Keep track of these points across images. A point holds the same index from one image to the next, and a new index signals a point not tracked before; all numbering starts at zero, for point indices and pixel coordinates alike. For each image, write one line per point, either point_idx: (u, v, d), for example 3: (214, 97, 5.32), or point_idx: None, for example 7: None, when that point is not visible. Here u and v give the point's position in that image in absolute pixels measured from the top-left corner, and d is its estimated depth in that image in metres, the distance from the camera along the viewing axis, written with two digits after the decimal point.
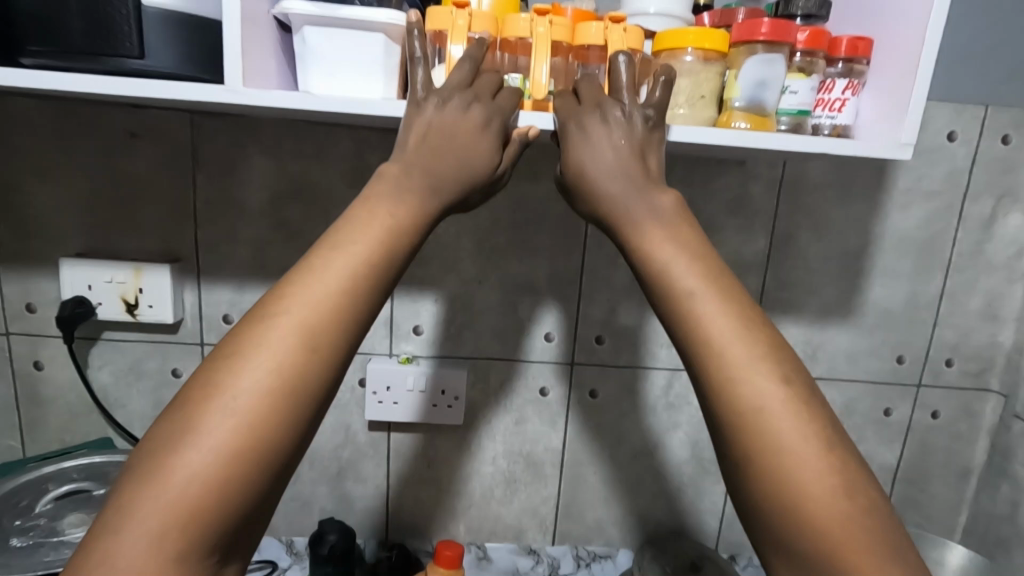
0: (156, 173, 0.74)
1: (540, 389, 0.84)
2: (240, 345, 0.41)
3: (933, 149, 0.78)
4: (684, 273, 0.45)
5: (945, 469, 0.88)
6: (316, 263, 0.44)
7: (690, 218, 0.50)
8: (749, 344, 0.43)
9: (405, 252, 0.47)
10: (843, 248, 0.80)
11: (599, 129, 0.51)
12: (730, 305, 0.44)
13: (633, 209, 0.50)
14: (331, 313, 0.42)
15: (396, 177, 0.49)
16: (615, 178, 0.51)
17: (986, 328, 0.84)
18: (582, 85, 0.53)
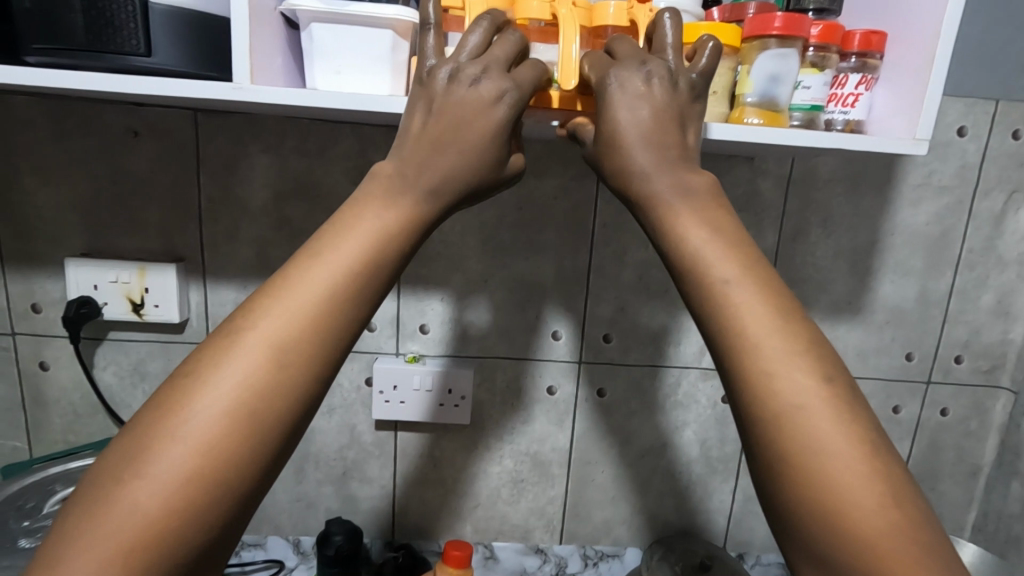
0: (160, 172, 0.74)
1: (547, 388, 0.84)
2: (215, 354, 0.41)
3: (943, 145, 0.77)
4: (720, 263, 0.45)
5: (955, 467, 0.88)
6: (302, 269, 0.43)
7: (728, 208, 0.48)
8: (785, 338, 0.42)
9: (395, 259, 0.46)
10: (853, 245, 0.80)
11: (643, 97, 0.48)
12: (773, 305, 0.43)
13: (672, 200, 0.48)
14: (306, 322, 0.42)
15: (394, 172, 0.48)
16: (651, 160, 0.48)
17: (997, 325, 0.83)
18: (620, 45, 0.50)
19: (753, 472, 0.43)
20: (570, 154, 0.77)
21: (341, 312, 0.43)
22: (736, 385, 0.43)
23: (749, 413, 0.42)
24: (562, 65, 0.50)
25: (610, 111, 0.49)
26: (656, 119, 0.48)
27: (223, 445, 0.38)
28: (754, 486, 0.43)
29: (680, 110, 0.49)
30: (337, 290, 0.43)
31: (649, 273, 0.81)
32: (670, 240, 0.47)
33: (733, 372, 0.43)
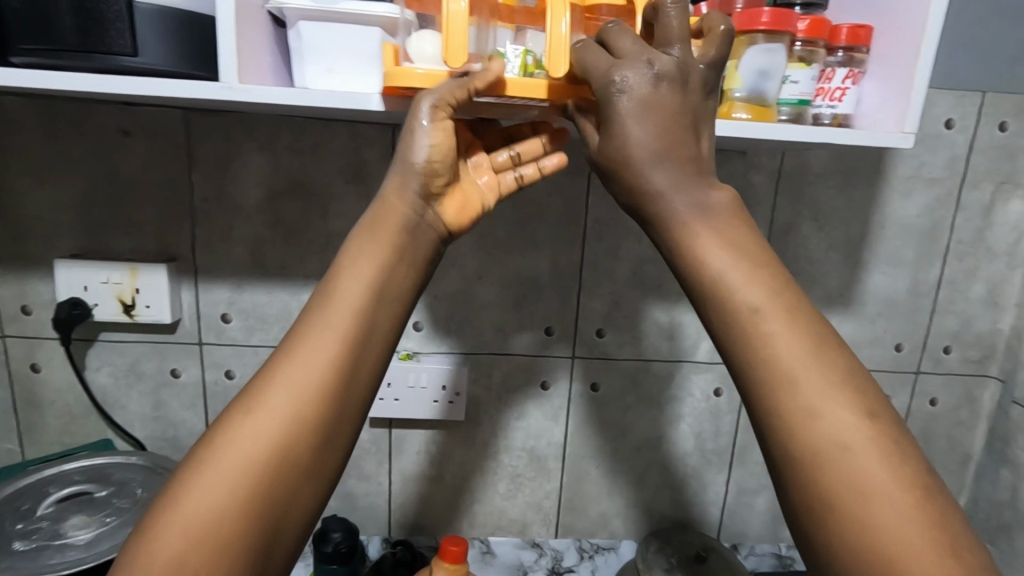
0: (152, 171, 0.74)
1: (542, 383, 0.84)
2: (264, 385, 0.42)
3: (932, 136, 0.77)
4: (745, 288, 0.43)
5: (945, 455, 0.89)
6: (332, 285, 0.45)
7: (748, 220, 0.47)
8: (822, 367, 0.41)
9: (398, 305, 0.47)
10: (844, 238, 0.80)
11: (652, 101, 0.46)
12: (803, 332, 0.42)
13: (680, 210, 0.47)
14: (342, 346, 0.43)
15: (396, 208, 0.49)
16: (668, 179, 0.47)
17: (988, 314, 0.84)
18: (620, 38, 0.47)
19: (787, 508, 0.41)
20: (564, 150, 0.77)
21: (371, 331, 0.45)
22: (763, 409, 0.42)
23: (778, 442, 0.41)
24: (551, 54, 0.48)
25: (621, 123, 0.47)
26: (669, 126, 0.47)
27: (269, 472, 0.40)
28: (787, 522, 0.42)
29: (692, 115, 0.48)
30: (368, 311, 0.45)
31: (643, 267, 0.82)
32: (689, 257, 0.46)
33: (761, 399, 0.42)
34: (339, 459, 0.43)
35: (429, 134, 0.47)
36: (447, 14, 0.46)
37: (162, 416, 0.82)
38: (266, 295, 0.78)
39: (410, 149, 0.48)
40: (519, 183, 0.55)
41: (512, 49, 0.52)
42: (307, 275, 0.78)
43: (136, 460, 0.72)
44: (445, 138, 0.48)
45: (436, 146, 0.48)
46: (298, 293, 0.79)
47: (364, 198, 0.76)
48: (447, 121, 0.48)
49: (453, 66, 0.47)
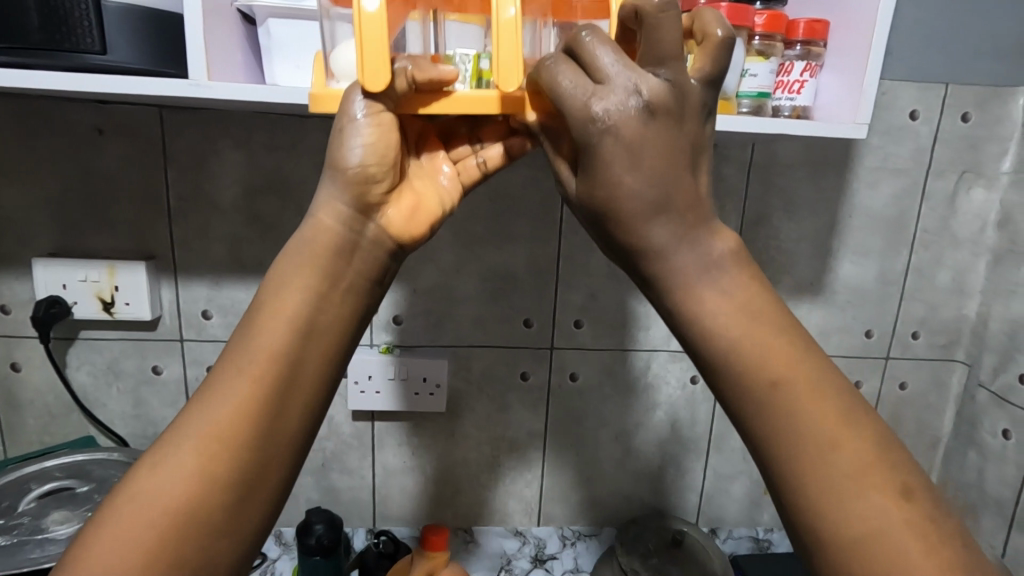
0: (128, 170, 0.74)
1: (521, 373, 0.86)
2: (183, 426, 0.42)
3: (897, 127, 0.79)
4: (767, 360, 0.41)
5: (915, 438, 0.92)
6: (257, 318, 0.45)
7: (758, 275, 0.44)
8: (851, 441, 0.39)
9: (329, 344, 0.47)
10: (814, 227, 0.82)
11: (640, 140, 0.40)
12: (827, 404, 0.40)
13: (677, 261, 0.43)
14: (259, 387, 0.43)
15: (325, 228, 0.47)
16: (668, 234, 0.43)
17: (954, 301, 0.86)
18: (601, 54, 0.41)
19: None
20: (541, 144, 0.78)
21: (298, 371, 0.45)
22: (783, 479, 0.40)
23: (807, 526, 0.39)
24: (499, 69, 0.44)
25: (612, 169, 0.41)
26: (664, 164, 0.41)
27: (185, 516, 0.40)
28: None
29: (691, 148, 0.42)
30: (292, 352, 0.44)
31: None
32: (694, 308, 0.43)
33: (780, 470, 0.40)
34: (267, 503, 0.44)
35: (363, 133, 0.45)
36: (359, 17, 0.41)
37: (144, 413, 0.82)
38: (245, 291, 0.79)
39: (342, 153, 0.46)
40: (484, 172, 0.53)
41: (462, 56, 0.52)
42: None
43: (117, 456, 0.73)
44: (382, 135, 0.46)
45: (371, 144, 0.46)
46: None
47: None
48: (384, 114, 0.46)
49: (372, 90, 0.43)
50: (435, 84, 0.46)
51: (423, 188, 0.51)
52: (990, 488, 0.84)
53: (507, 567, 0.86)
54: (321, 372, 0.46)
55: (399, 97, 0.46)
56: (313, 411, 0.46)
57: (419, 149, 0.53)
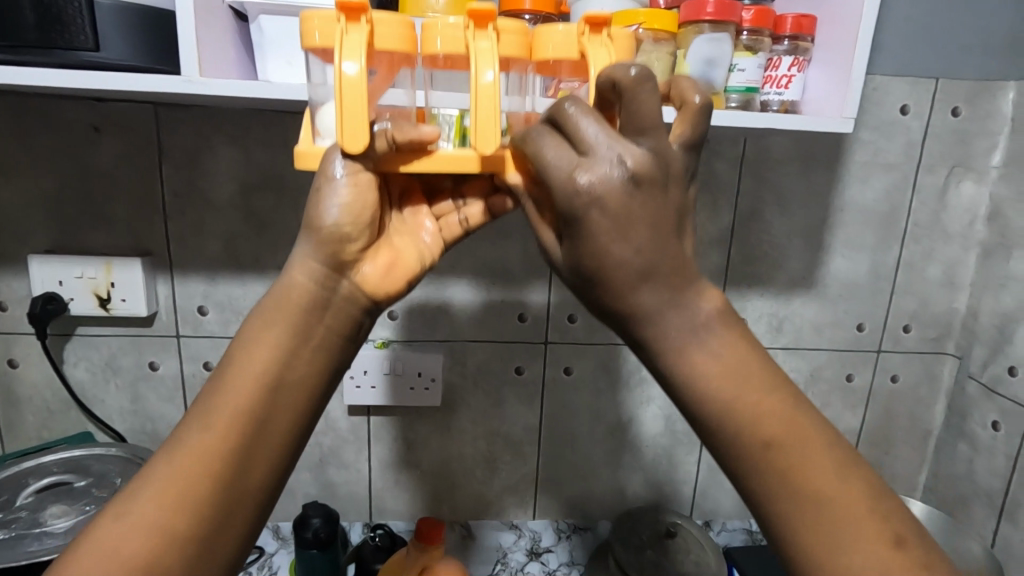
0: (123, 167, 0.74)
1: (516, 368, 0.86)
2: (144, 482, 0.42)
3: (888, 122, 0.80)
4: (764, 426, 0.39)
5: (907, 431, 0.92)
6: (227, 374, 0.45)
7: (749, 334, 0.41)
8: (851, 503, 0.38)
9: (296, 406, 0.46)
10: (806, 222, 0.83)
11: (626, 211, 0.37)
12: (825, 468, 0.39)
13: (669, 329, 0.40)
14: (224, 447, 0.43)
15: (297, 286, 0.47)
16: (656, 301, 0.40)
17: (944, 295, 0.87)
18: (585, 125, 0.38)
19: None
20: None
21: (265, 430, 0.45)
22: (785, 544, 0.39)
23: None
24: (477, 129, 0.44)
25: (600, 240, 0.38)
26: (652, 232, 0.38)
27: None
28: None
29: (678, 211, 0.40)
30: (261, 411, 0.45)
31: None
32: (684, 372, 0.40)
33: (783, 536, 0.39)
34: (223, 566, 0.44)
35: (340, 193, 0.46)
36: (340, 80, 0.41)
37: (141, 409, 0.83)
38: (240, 287, 0.80)
39: (318, 211, 0.46)
40: (466, 229, 0.55)
41: (446, 115, 0.53)
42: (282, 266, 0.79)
43: (115, 451, 0.73)
44: (359, 195, 0.47)
45: (348, 205, 0.46)
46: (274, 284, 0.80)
47: None
48: (362, 175, 0.46)
49: (352, 152, 0.43)
50: (416, 145, 0.47)
51: (402, 244, 0.52)
52: (980, 479, 0.85)
53: (503, 560, 0.87)
54: (291, 429, 0.46)
55: (379, 156, 0.46)
56: (281, 467, 0.46)
57: (403, 204, 0.54)
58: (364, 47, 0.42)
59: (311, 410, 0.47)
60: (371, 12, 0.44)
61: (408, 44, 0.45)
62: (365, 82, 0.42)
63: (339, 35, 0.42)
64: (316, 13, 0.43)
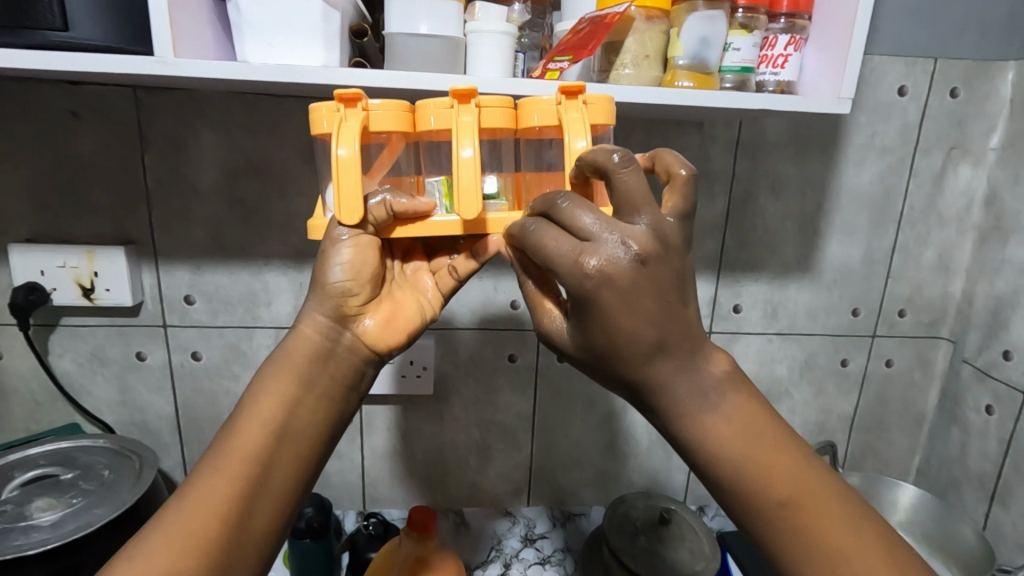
0: (103, 154, 0.72)
1: (509, 355, 0.86)
2: (163, 520, 0.45)
3: (886, 104, 0.79)
4: (774, 484, 0.43)
5: (900, 416, 0.92)
6: (240, 420, 0.51)
7: (752, 390, 0.46)
8: (860, 547, 0.42)
9: (303, 446, 0.52)
10: (801, 207, 0.82)
11: (633, 287, 0.41)
12: (831, 516, 0.43)
13: (680, 393, 0.44)
14: (233, 486, 0.47)
15: (304, 339, 0.54)
16: (670, 370, 0.44)
17: (939, 280, 0.86)
18: (583, 214, 0.42)
19: None
20: None
21: (270, 471, 0.49)
22: None
23: None
24: (460, 200, 0.48)
25: (612, 317, 0.42)
26: (659, 305, 0.42)
27: None
28: None
29: (681, 281, 0.44)
30: (267, 454, 0.50)
31: None
32: (698, 436, 0.44)
33: None
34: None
35: (346, 250, 0.53)
36: (336, 162, 0.47)
37: (129, 399, 0.82)
38: (228, 276, 0.78)
39: (325, 269, 0.54)
40: (455, 278, 0.59)
41: (434, 183, 0.54)
42: (270, 255, 0.78)
43: (102, 443, 0.73)
44: (359, 254, 0.53)
45: (349, 264, 0.53)
46: (261, 273, 0.78)
47: None
48: (361, 238, 0.53)
49: (348, 222, 0.49)
50: (411, 214, 0.51)
51: (403, 297, 0.58)
52: (972, 463, 0.85)
53: (498, 547, 0.87)
54: (293, 472, 0.51)
55: (377, 223, 0.52)
56: (283, 508, 0.50)
57: (406, 261, 0.62)
58: (359, 133, 0.47)
59: (312, 455, 0.52)
60: (367, 100, 0.49)
61: (402, 124, 0.50)
62: (358, 163, 0.47)
63: (338, 124, 0.48)
64: (321, 104, 0.49)
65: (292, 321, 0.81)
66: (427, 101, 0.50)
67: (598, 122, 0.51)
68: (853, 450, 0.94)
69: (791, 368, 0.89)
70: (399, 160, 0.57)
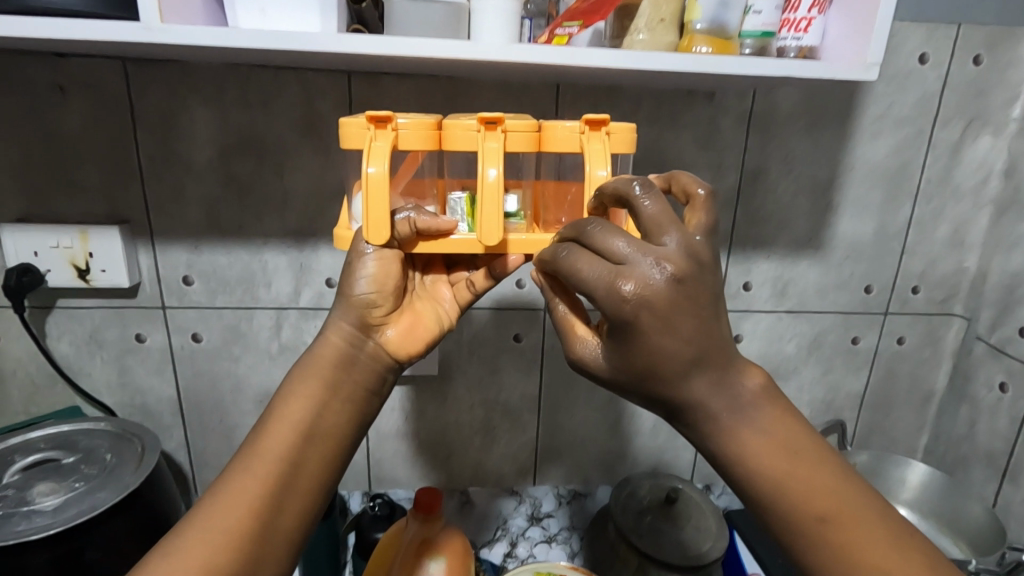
0: (93, 130, 0.70)
1: (514, 335, 0.84)
2: (194, 520, 0.45)
3: (904, 73, 0.76)
4: (815, 500, 0.43)
5: (909, 394, 0.91)
6: (268, 423, 0.51)
7: (790, 406, 0.46)
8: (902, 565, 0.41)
9: (328, 450, 0.52)
10: (814, 181, 0.79)
11: (671, 307, 0.42)
12: (871, 533, 0.42)
13: (715, 408, 0.45)
14: (264, 486, 0.47)
15: (330, 346, 0.55)
16: (707, 385, 0.44)
17: (953, 255, 0.84)
18: (616, 242, 0.44)
19: None
20: (528, 93, 0.72)
21: (298, 472, 0.50)
22: None
23: None
24: (483, 223, 0.51)
25: (651, 339, 0.43)
26: (695, 324, 0.43)
27: None
28: None
29: (714, 299, 0.44)
30: (295, 457, 0.50)
31: None
32: (735, 451, 0.44)
33: None
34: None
35: (371, 262, 0.54)
36: (366, 180, 0.49)
37: (129, 382, 0.81)
38: (225, 256, 0.76)
39: (350, 281, 0.54)
40: (473, 292, 0.61)
41: (456, 199, 0.55)
42: (268, 234, 0.75)
43: (104, 426, 0.72)
44: (382, 267, 0.54)
45: (372, 277, 0.54)
46: (259, 252, 0.76)
47: (322, 153, 0.73)
48: (385, 251, 0.53)
49: (374, 240, 0.51)
50: (434, 231, 0.53)
51: (423, 308, 0.59)
52: (981, 441, 0.84)
53: (504, 526, 0.87)
54: (319, 474, 0.51)
55: (401, 238, 0.53)
56: (308, 511, 0.50)
57: (426, 271, 0.63)
58: (388, 152, 0.50)
59: (337, 457, 0.53)
60: (397, 120, 0.51)
61: (429, 143, 0.53)
62: (386, 181, 0.49)
63: (368, 142, 0.50)
64: (353, 120, 0.52)
65: (293, 302, 0.79)
66: (454, 121, 0.52)
67: (619, 150, 0.54)
68: (860, 429, 0.93)
69: (799, 346, 0.87)
70: (421, 166, 0.58)
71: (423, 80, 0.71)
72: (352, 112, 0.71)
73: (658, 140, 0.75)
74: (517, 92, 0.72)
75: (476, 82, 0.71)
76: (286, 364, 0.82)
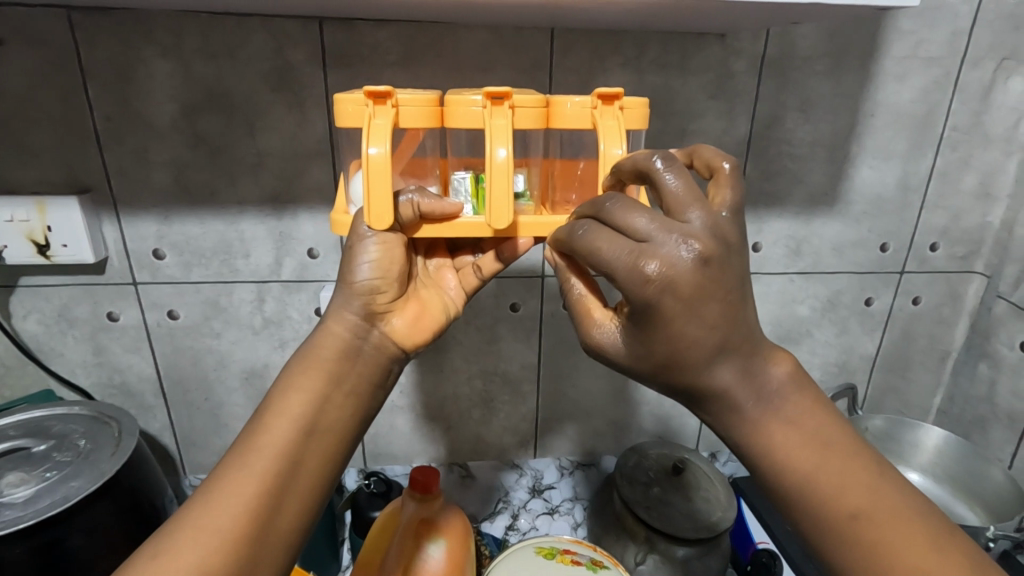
0: (41, 87, 0.63)
1: (511, 304, 0.80)
2: (185, 519, 0.41)
3: (932, 6, 0.69)
4: (846, 496, 0.40)
5: (925, 354, 0.88)
6: (266, 416, 0.47)
7: (821, 398, 0.44)
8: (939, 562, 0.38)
9: (330, 446, 0.48)
10: (832, 129, 0.73)
11: (698, 290, 0.39)
12: (906, 532, 0.39)
13: (741, 399, 0.42)
14: (262, 483, 0.43)
15: (334, 339, 0.51)
16: (733, 375, 0.41)
17: (979, 208, 0.79)
18: (639, 219, 0.40)
19: None
20: (521, 38, 0.66)
21: (298, 470, 0.46)
22: None
23: None
24: (492, 206, 0.46)
25: (674, 325, 0.39)
26: (722, 310, 0.40)
27: None
28: None
29: (740, 283, 0.41)
30: (297, 452, 0.46)
31: None
32: (761, 444, 0.42)
33: None
34: None
35: (373, 247, 0.50)
36: (366, 162, 0.44)
37: (105, 361, 0.76)
38: (199, 226, 0.71)
39: (352, 268, 0.51)
40: (480, 276, 0.57)
41: (460, 177, 0.51)
42: (241, 199, 0.70)
43: (79, 410, 0.67)
44: (386, 253, 0.50)
45: (377, 262, 0.50)
46: (235, 221, 0.71)
47: (296, 109, 0.66)
48: (388, 236, 0.49)
49: (377, 226, 0.47)
50: (440, 215, 0.48)
51: (428, 295, 0.56)
52: (1001, 402, 0.81)
53: (506, 498, 0.85)
54: (321, 472, 0.47)
55: (404, 223, 0.49)
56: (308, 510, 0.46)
57: (430, 255, 0.59)
58: (390, 131, 0.44)
59: (339, 455, 0.49)
60: (397, 96, 0.46)
61: (431, 121, 0.47)
62: (390, 164, 0.44)
63: (366, 121, 0.45)
64: (347, 97, 0.46)
65: (274, 273, 0.74)
66: (457, 97, 0.47)
67: (633, 127, 0.50)
68: (872, 392, 0.90)
69: (813, 308, 0.83)
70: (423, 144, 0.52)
71: (404, 26, 0.64)
72: (327, 61, 0.65)
73: (666, 87, 0.69)
74: (513, 39, 0.66)
75: (463, 26, 0.65)
76: (271, 339, 0.78)
